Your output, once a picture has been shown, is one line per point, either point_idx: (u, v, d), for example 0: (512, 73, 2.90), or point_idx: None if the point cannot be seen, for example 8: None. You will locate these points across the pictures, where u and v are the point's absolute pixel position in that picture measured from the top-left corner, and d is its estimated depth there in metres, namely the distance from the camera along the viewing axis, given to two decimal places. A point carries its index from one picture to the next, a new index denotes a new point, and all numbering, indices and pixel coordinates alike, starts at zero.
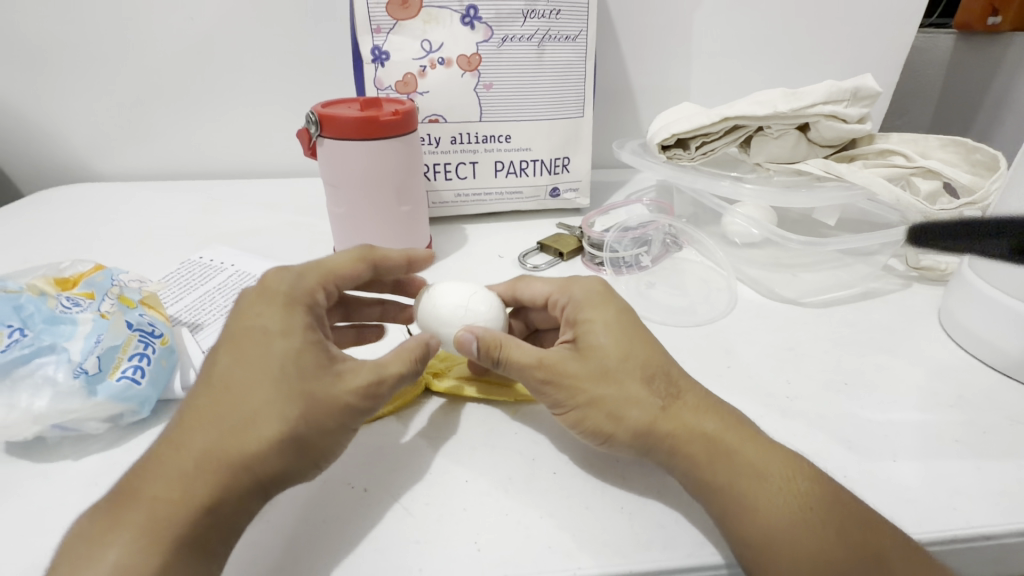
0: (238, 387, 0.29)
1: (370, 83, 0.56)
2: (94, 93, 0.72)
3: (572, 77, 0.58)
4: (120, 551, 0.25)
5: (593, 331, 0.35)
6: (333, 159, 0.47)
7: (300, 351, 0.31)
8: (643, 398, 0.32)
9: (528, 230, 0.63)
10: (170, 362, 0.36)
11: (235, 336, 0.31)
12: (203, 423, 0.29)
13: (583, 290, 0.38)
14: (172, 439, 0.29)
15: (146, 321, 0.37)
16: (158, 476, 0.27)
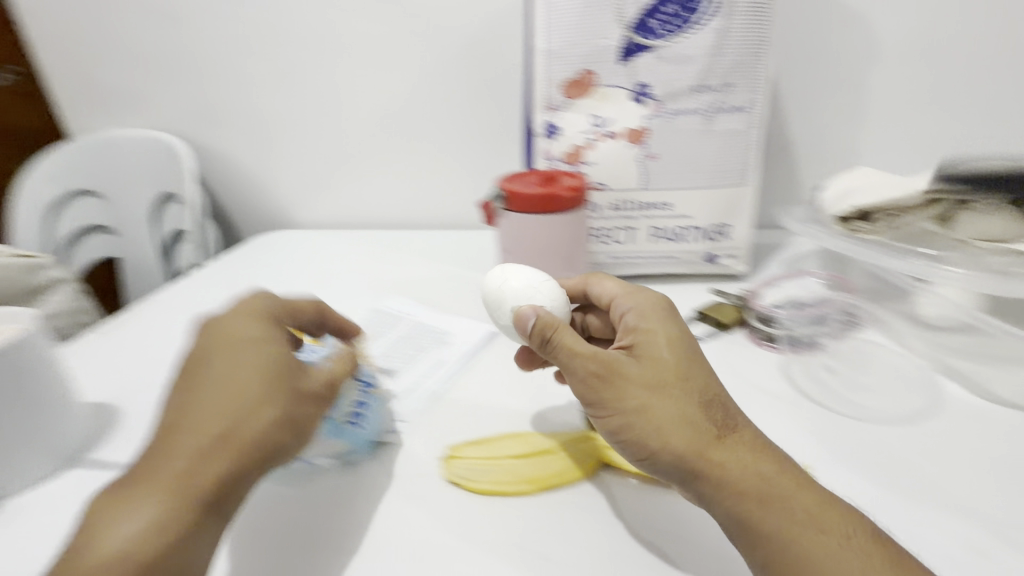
0: (236, 374, 0.34)
1: (540, 154, 0.61)
2: (305, 156, 0.87)
3: (738, 146, 0.58)
4: (163, 504, 0.30)
5: (654, 345, 0.38)
6: (512, 228, 0.51)
7: (275, 353, 0.36)
8: (695, 422, 0.34)
9: (681, 296, 0.63)
10: (377, 409, 0.43)
11: (211, 340, 0.36)
12: (222, 404, 0.33)
13: (646, 303, 0.41)
14: (181, 425, 0.33)
15: (360, 370, 0.44)
16: (173, 456, 0.32)
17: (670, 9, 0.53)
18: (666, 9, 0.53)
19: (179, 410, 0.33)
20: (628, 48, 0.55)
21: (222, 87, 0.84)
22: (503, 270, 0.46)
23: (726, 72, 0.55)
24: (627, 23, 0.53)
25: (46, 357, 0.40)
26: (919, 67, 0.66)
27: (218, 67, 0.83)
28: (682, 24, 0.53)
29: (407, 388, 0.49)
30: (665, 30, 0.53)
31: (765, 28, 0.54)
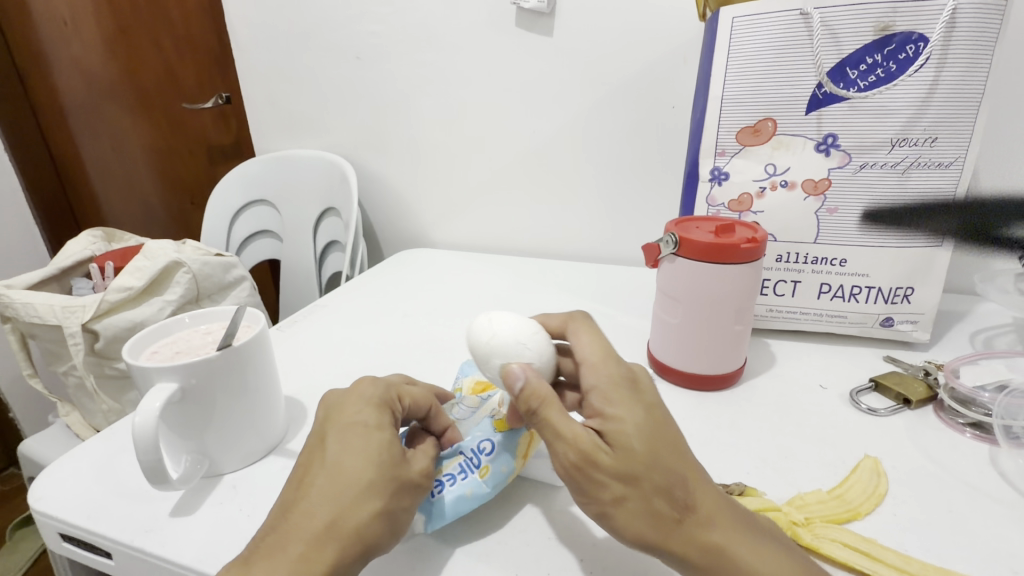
0: (343, 469, 0.33)
1: (702, 199, 0.60)
2: (454, 182, 0.94)
3: (936, 205, 0.53)
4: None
5: (624, 433, 0.32)
6: (679, 274, 0.51)
7: (379, 445, 0.35)
8: (659, 513, 0.31)
9: (849, 359, 0.57)
10: (475, 490, 0.38)
11: (334, 427, 0.36)
12: (329, 504, 0.32)
13: (613, 376, 0.34)
14: (297, 509, 0.33)
15: (482, 442, 0.40)
16: (289, 539, 0.31)
17: (872, 59, 0.50)
18: (868, 59, 0.50)
19: (296, 494, 0.33)
20: (818, 97, 0.52)
21: (392, 116, 0.94)
22: (493, 317, 0.40)
23: (932, 123, 0.50)
24: (821, 72, 0.51)
25: (268, 354, 0.46)
26: None
27: (392, 99, 0.93)
28: (885, 74, 0.50)
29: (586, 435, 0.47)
30: (864, 81, 0.50)
31: (986, 79, 0.49)
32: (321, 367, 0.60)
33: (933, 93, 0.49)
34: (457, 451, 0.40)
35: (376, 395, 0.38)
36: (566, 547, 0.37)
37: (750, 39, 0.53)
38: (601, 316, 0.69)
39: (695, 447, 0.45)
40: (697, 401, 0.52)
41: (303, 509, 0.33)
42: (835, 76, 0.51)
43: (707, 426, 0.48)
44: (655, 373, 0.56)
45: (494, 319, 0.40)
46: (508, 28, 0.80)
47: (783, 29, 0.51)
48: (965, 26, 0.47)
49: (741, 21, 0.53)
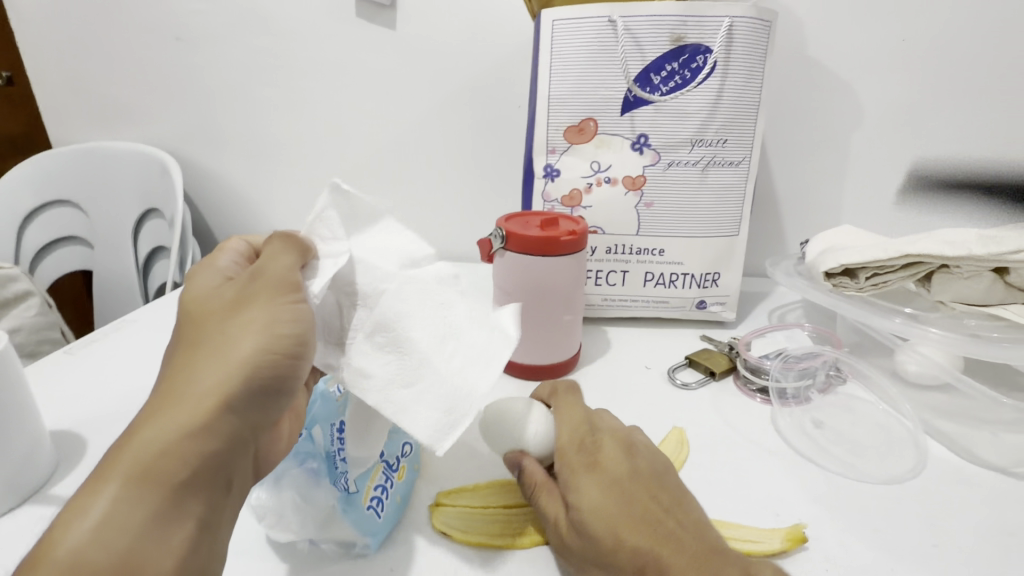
0: (231, 337, 0.30)
1: (539, 195, 0.62)
2: (300, 180, 0.88)
3: (731, 197, 0.60)
4: (117, 495, 0.26)
5: (589, 487, 0.33)
6: (510, 268, 0.51)
7: (237, 288, 0.32)
8: (676, 573, 0.30)
9: (672, 341, 0.63)
10: (399, 497, 0.36)
11: (234, 290, 0.32)
12: (201, 360, 0.30)
13: (573, 437, 0.36)
14: (166, 386, 0.29)
15: (402, 445, 0.38)
16: (166, 411, 0.28)
17: (670, 67, 0.55)
18: (667, 66, 0.55)
19: (171, 370, 0.30)
20: (629, 100, 0.56)
21: (226, 107, 0.85)
22: (503, 405, 0.39)
23: (722, 126, 0.57)
24: (629, 77, 0.55)
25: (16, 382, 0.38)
26: (901, 134, 0.70)
27: (225, 87, 0.84)
28: (682, 81, 0.55)
29: None
30: (666, 86, 0.55)
31: (759, 89, 0.57)
32: (120, 391, 0.51)
33: (720, 99, 0.56)
34: (379, 457, 0.35)
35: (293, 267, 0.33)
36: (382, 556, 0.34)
37: (568, 42, 0.56)
38: None
39: None
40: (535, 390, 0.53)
41: (175, 381, 0.29)
42: (641, 82, 0.55)
43: None
44: None
45: (503, 405, 0.39)
46: (347, 16, 0.76)
47: (596, 35, 0.55)
48: (740, 42, 0.54)
49: (559, 24, 0.55)
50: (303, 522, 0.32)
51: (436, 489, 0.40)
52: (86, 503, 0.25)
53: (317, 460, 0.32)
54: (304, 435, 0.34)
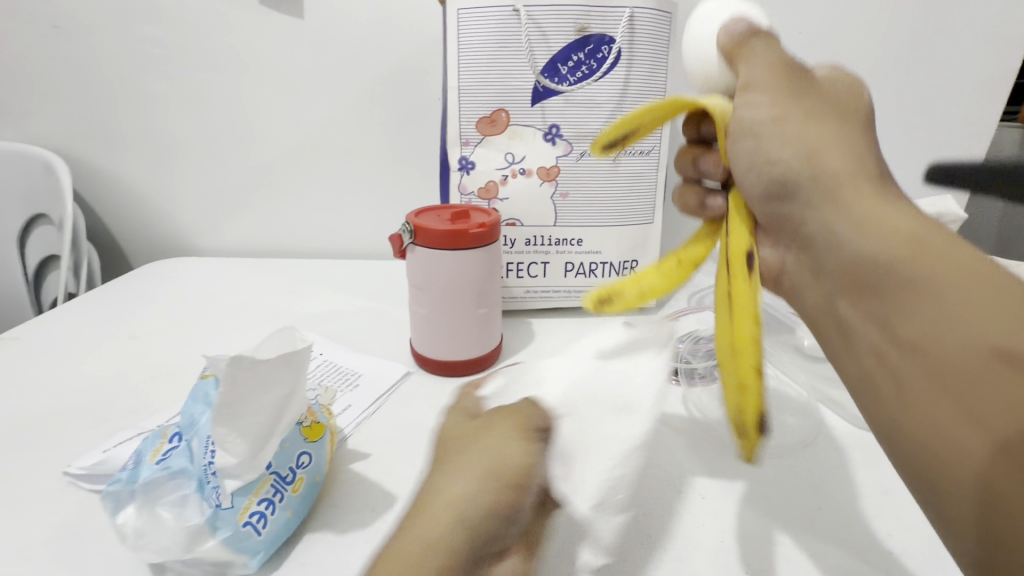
0: (456, 489, 0.32)
1: (455, 188, 0.60)
2: (211, 179, 0.82)
3: (643, 186, 0.61)
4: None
5: (850, 136, 0.36)
6: (421, 263, 0.50)
7: (500, 464, 0.33)
8: (895, 226, 0.32)
9: (595, 329, 0.64)
10: (293, 513, 0.34)
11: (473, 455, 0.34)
12: (435, 503, 0.32)
13: (855, 114, 0.37)
14: (425, 506, 0.32)
15: (298, 456, 0.35)
16: (429, 527, 0.31)
17: (577, 57, 0.55)
18: (573, 57, 0.55)
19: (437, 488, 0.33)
20: (539, 91, 0.56)
21: (120, 102, 0.78)
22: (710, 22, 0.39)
23: None
24: (536, 68, 0.55)
25: None
26: None
27: (117, 80, 0.77)
28: (588, 71, 0.56)
29: (356, 421, 0.46)
30: (573, 76, 0.56)
31: (664, 78, 0.58)
32: None
33: (627, 89, 0.57)
34: (266, 469, 0.33)
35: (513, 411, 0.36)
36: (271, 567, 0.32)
37: (474, 31, 0.55)
38: (376, 314, 0.66)
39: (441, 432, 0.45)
40: (454, 387, 0.52)
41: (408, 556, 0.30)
42: (549, 72, 0.56)
43: None
44: (418, 366, 0.55)
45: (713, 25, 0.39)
46: (249, 4, 0.72)
47: (501, 25, 0.54)
48: (642, 31, 0.55)
49: (465, 14, 0.54)
50: (169, 539, 0.29)
51: (342, 494, 0.38)
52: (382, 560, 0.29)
53: (191, 477, 0.30)
54: (184, 445, 0.32)
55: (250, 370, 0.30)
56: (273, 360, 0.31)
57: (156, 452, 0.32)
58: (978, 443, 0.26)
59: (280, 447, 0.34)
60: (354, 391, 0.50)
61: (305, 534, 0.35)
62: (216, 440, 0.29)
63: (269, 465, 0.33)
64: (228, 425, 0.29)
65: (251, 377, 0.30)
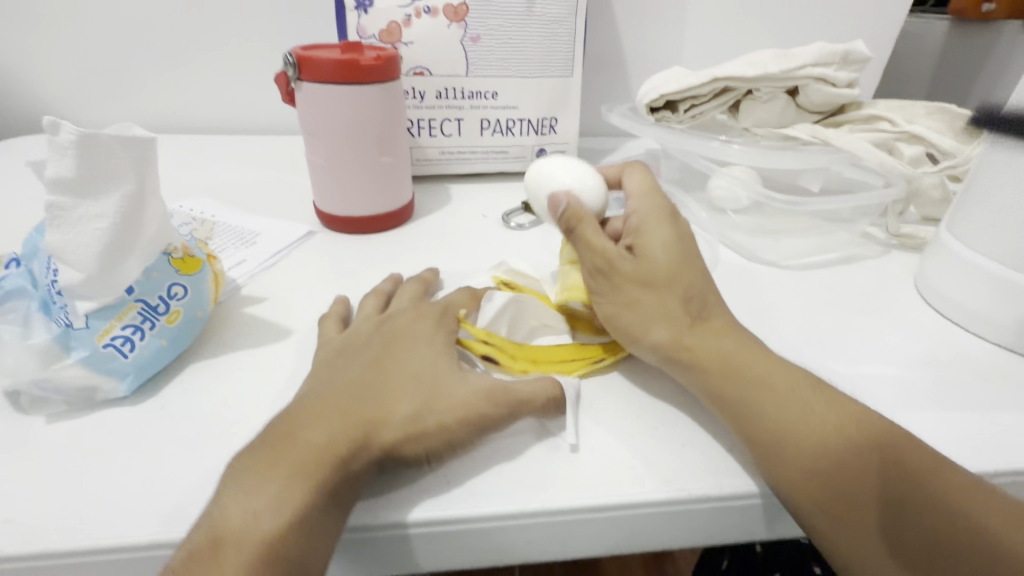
0: (322, 399, 0.28)
1: (352, 31, 0.53)
2: (62, 37, 0.69)
3: (561, 32, 0.57)
4: (279, 494, 0.24)
5: (650, 244, 0.34)
6: (310, 103, 0.45)
7: (374, 369, 0.30)
8: (673, 313, 0.32)
9: (514, 191, 0.62)
10: (170, 342, 0.32)
11: (385, 358, 0.31)
12: (291, 425, 0.27)
13: (656, 207, 0.36)
14: (303, 410, 0.28)
15: (170, 286, 0.32)
16: (306, 426, 0.27)
17: None
18: None
19: (318, 391, 0.29)
20: None
21: None
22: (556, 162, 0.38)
23: None
24: None
25: None
26: None
27: None
28: None
29: (251, 273, 0.44)
30: None
31: None
32: None
33: None
34: (129, 295, 0.30)
35: (434, 311, 0.35)
36: (152, 393, 0.31)
37: None
38: (279, 183, 0.61)
39: (344, 281, 0.44)
40: (362, 243, 0.50)
41: (296, 426, 0.27)
42: None
43: (363, 264, 0.47)
44: (324, 226, 0.52)
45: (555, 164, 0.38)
46: None
47: None
48: None
49: None
50: (16, 360, 0.28)
51: (229, 333, 0.36)
52: (232, 491, 0.25)
53: (33, 298, 0.29)
54: (23, 270, 0.29)
55: (90, 154, 0.27)
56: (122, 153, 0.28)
57: None
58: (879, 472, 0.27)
59: (144, 275, 0.31)
60: (249, 249, 0.47)
61: (189, 365, 0.33)
62: (53, 253, 0.27)
63: (131, 291, 0.30)
64: (63, 232, 0.27)
65: (74, 160, 0.26)
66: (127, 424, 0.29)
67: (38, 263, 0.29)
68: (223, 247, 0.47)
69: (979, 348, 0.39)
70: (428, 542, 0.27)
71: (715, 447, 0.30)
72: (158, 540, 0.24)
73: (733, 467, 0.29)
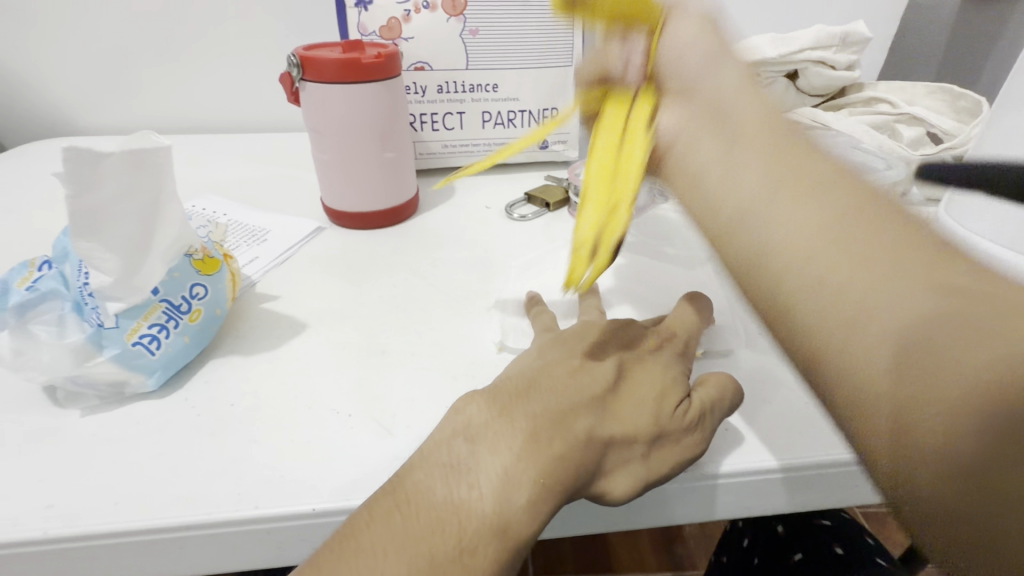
0: (564, 390, 0.29)
1: (352, 28, 0.54)
2: (72, 41, 0.70)
3: (559, 22, 0.58)
4: (522, 483, 0.25)
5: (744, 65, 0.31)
6: (315, 102, 0.46)
7: (610, 377, 0.30)
8: None
9: (517, 182, 0.63)
10: (192, 339, 0.34)
11: (623, 370, 0.31)
12: (539, 411, 0.27)
13: None
14: (558, 396, 0.28)
15: (191, 287, 0.34)
16: (555, 422, 0.27)
17: None
18: None
19: (568, 381, 0.29)
20: None
21: None
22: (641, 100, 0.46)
23: None
24: None
25: None
26: None
27: None
28: None
29: (264, 270, 0.45)
30: None
31: None
32: None
33: None
34: (154, 296, 0.32)
35: (668, 334, 0.35)
36: (176, 387, 0.33)
37: None
38: (287, 181, 0.62)
39: (354, 276, 0.45)
40: (369, 238, 0.51)
41: (547, 420, 0.27)
42: None
43: (371, 258, 0.48)
44: (332, 222, 0.53)
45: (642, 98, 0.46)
46: None
47: None
48: None
49: None
50: (51, 357, 0.29)
51: (245, 329, 0.38)
52: (476, 462, 0.25)
53: (65, 300, 0.31)
54: (55, 271, 0.32)
55: (93, 167, 0.27)
56: (117, 155, 0.28)
57: (25, 279, 0.31)
58: (974, 414, 0.17)
59: (168, 276, 0.33)
60: (261, 246, 0.48)
61: (209, 360, 0.35)
62: (83, 258, 0.28)
63: (156, 291, 0.32)
64: (91, 239, 0.28)
65: (91, 173, 0.27)
66: (153, 416, 0.31)
67: (71, 266, 0.31)
68: (236, 245, 0.48)
69: None
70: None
71: None
72: (187, 522, 0.26)
73: (726, 446, 0.30)
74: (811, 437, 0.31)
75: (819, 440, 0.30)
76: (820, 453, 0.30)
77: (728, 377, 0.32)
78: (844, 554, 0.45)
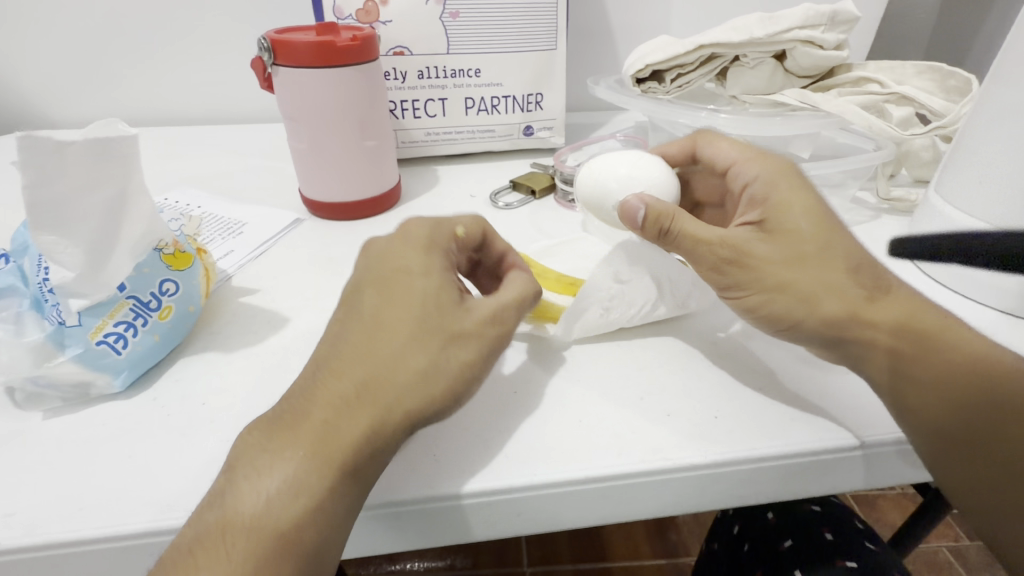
0: (320, 365, 0.27)
1: (327, 11, 0.52)
2: (35, 30, 0.67)
3: (542, 4, 0.56)
4: (288, 478, 0.23)
5: (788, 214, 0.33)
6: (290, 88, 0.44)
7: (366, 319, 0.28)
8: None
9: (502, 170, 0.61)
10: (162, 337, 0.32)
11: (374, 285, 0.29)
12: (300, 399, 0.26)
13: None
14: (322, 369, 0.27)
15: (161, 283, 0.32)
16: (312, 401, 0.25)
17: None
18: None
19: (329, 352, 0.27)
20: None
21: None
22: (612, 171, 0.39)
23: None
24: None
25: None
26: None
27: None
28: None
29: (239, 263, 0.44)
30: None
31: None
32: None
33: None
34: (121, 292, 0.30)
35: (424, 233, 0.32)
36: (145, 387, 0.31)
37: None
38: (265, 172, 0.60)
39: (334, 268, 0.44)
40: (349, 229, 0.50)
41: (299, 404, 0.26)
42: None
43: (352, 249, 0.47)
44: (311, 213, 0.52)
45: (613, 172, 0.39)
46: None
47: None
48: None
49: None
50: (9, 357, 0.28)
51: (219, 325, 0.37)
52: (243, 484, 0.24)
53: (24, 296, 0.29)
54: (12, 266, 0.30)
55: (60, 155, 0.25)
56: (81, 143, 0.26)
57: None
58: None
59: (136, 272, 0.31)
60: (236, 239, 0.47)
61: (180, 358, 0.34)
62: (46, 252, 0.27)
63: (123, 288, 0.30)
64: (54, 233, 0.27)
65: (58, 162, 0.25)
66: (120, 417, 0.30)
67: (31, 260, 0.30)
68: (210, 238, 0.47)
69: (968, 307, 0.39)
70: (480, 512, 0.27)
71: (700, 415, 0.30)
72: (154, 527, 0.24)
73: (718, 434, 0.29)
74: (801, 423, 0.30)
75: (813, 426, 0.30)
76: (811, 438, 0.29)
77: (527, 275, 0.33)
78: (834, 540, 0.45)
